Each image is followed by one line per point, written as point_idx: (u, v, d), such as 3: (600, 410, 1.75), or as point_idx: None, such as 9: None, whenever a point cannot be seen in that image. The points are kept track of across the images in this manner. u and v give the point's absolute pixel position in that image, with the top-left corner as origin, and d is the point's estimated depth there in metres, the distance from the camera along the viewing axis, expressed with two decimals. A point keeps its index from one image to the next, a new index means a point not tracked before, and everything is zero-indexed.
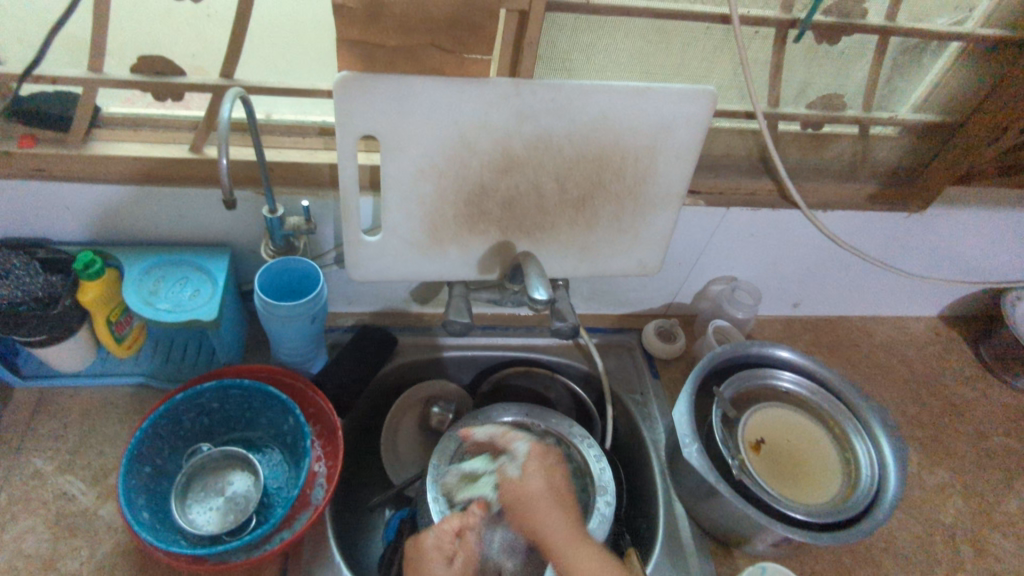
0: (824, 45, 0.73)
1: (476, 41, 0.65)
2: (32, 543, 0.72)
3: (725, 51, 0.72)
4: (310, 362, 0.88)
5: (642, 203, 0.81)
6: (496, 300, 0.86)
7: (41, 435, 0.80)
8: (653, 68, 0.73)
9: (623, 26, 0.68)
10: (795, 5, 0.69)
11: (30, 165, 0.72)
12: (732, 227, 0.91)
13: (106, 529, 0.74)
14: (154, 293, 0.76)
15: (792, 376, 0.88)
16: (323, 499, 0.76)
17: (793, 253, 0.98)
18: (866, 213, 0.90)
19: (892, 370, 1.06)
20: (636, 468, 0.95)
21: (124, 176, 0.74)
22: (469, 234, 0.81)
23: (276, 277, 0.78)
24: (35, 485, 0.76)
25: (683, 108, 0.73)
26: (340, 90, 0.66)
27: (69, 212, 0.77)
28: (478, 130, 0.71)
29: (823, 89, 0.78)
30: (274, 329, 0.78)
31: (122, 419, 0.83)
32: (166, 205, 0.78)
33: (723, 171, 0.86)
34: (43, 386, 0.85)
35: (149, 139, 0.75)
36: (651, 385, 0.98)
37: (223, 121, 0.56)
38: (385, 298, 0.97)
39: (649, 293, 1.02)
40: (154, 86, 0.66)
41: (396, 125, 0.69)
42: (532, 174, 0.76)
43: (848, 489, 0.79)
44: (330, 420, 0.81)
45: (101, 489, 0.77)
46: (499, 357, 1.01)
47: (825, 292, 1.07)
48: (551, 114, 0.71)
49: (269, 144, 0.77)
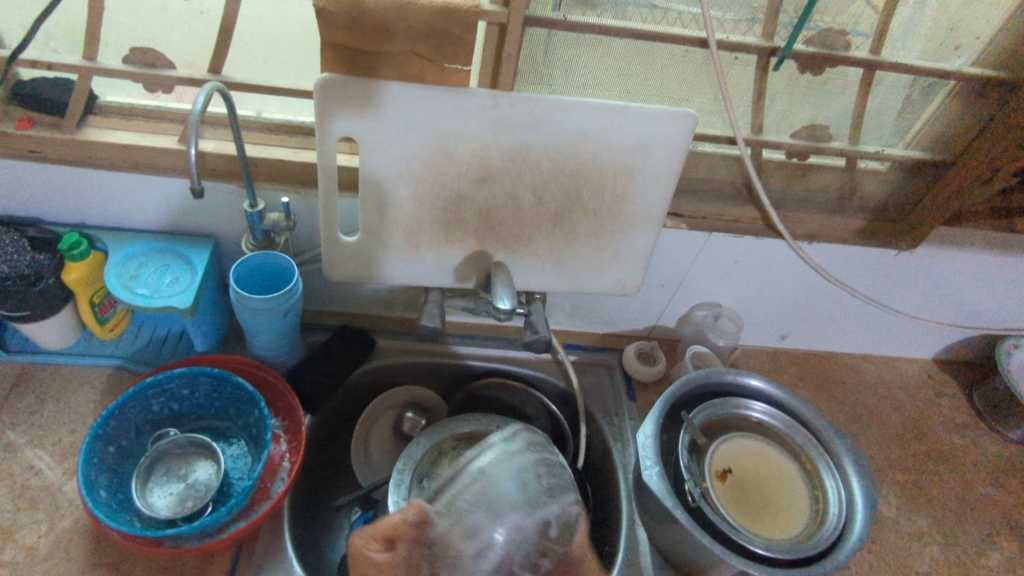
0: (806, 74, 0.73)
1: (456, 51, 0.66)
2: None
3: (705, 77, 0.73)
4: (285, 357, 0.89)
5: (621, 221, 0.81)
6: (472, 309, 0.85)
7: (18, 409, 0.83)
8: (633, 88, 0.74)
9: (602, 44, 0.69)
10: (776, 33, 0.69)
11: (26, 146, 0.75)
12: (715, 253, 0.90)
13: (67, 505, 0.76)
14: (135, 278, 0.78)
15: (764, 407, 0.86)
16: (280, 492, 0.76)
17: (779, 284, 0.96)
18: (855, 248, 0.89)
19: (880, 411, 1.03)
20: (605, 489, 0.93)
21: (114, 163, 0.77)
22: (446, 242, 0.82)
23: (253, 270, 0.79)
24: (5, 457, 0.78)
25: (664, 129, 0.73)
26: (321, 92, 0.67)
27: (62, 195, 0.80)
28: (457, 139, 0.72)
29: (807, 119, 0.78)
30: (248, 321, 0.79)
31: (97, 399, 0.85)
32: (153, 194, 0.80)
33: (705, 196, 0.86)
34: (26, 361, 0.87)
35: (139, 128, 0.77)
36: (626, 406, 0.97)
37: (195, 111, 0.58)
38: (367, 300, 0.98)
39: (632, 315, 1.01)
40: (145, 77, 0.69)
41: (375, 129, 0.70)
42: (509, 186, 0.77)
43: (813, 526, 0.77)
44: (296, 415, 0.82)
45: (68, 466, 0.79)
46: (476, 366, 1.01)
47: (813, 326, 1.05)
48: (529, 127, 0.72)
49: (256, 140, 0.79)
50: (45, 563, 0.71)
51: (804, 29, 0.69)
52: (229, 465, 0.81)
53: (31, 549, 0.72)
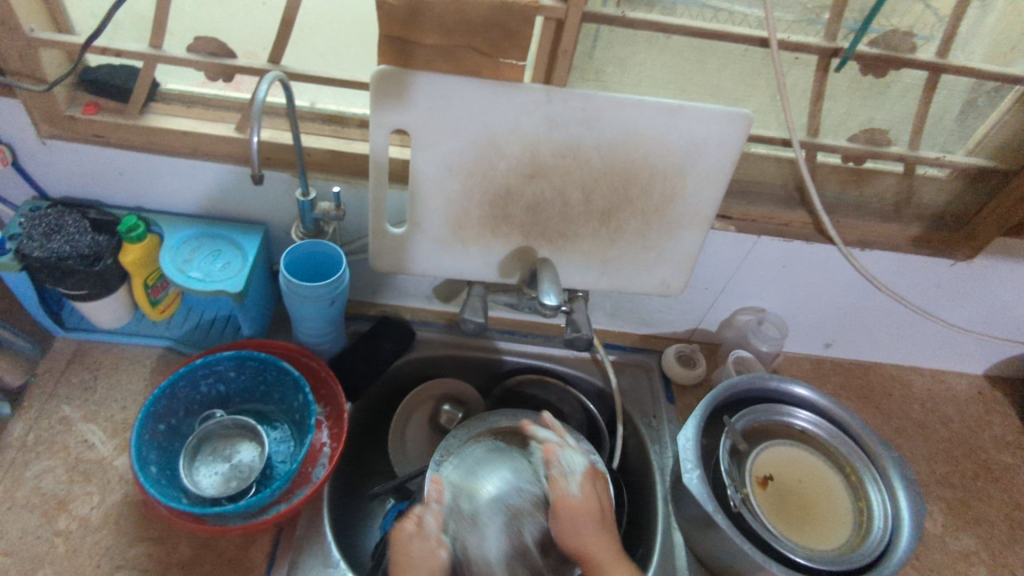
0: (870, 75, 0.70)
1: (512, 46, 0.66)
2: (50, 483, 0.77)
3: (763, 77, 0.72)
4: (328, 345, 0.90)
5: (669, 220, 0.80)
6: (513, 305, 0.85)
7: (73, 384, 0.86)
8: (688, 87, 0.73)
9: (659, 42, 0.69)
10: (839, 33, 0.68)
11: (90, 130, 0.77)
12: (762, 256, 0.88)
13: (117, 479, 0.78)
14: (188, 262, 0.81)
15: (808, 416, 0.85)
16: (321, 477, 0.77)
17: (827, 291, 0.94)
18: (909, 255, 0.86)
19: (927, 426, 1.00)
20: (640, 491, 0.93)
21: (173, 149, 0.79)
22: (492, 236, 0.82)
23: (301, 257, 0.81)
24: (60, 430, 0.81)
25: (718, 129, 0.73)
26: (377, 83, 0.68)
27: (122, 178, 0.83)
28: (508, 134, 0.72)
29: (867, 123, 0.76)
30: (295, 308, 0.80)
31: (148, 378, 0.88)
32: (208, 179, 0.82)
33: (755, 199, 0.84)
34: (81, 339, 0.90)
35: (198, 116, 0.79)
36: (665, 408, 0.96)
37: (257, 101, 0.60)
38: (409, 292, 0.98)
39: (673, 317, 1.00)
40: (207, 65, 0.71)
41: (429, 121, 0.71)
42: (558, 182, 0.77)
43: (856, 539, 0.75)
44: (338, 403, 0.83)
45: (119, 441, 0.81)
46: (514, 363, 1.01)
47: (861, 335, 1.02)
48: (581, 123, 0.72)
49: (310, 131, 0.81)
50: (96, 534, 0.74)
51: (869, 29, 0.66)
52: (272, 449, 0.83)
53: (84, 520, 0.74)
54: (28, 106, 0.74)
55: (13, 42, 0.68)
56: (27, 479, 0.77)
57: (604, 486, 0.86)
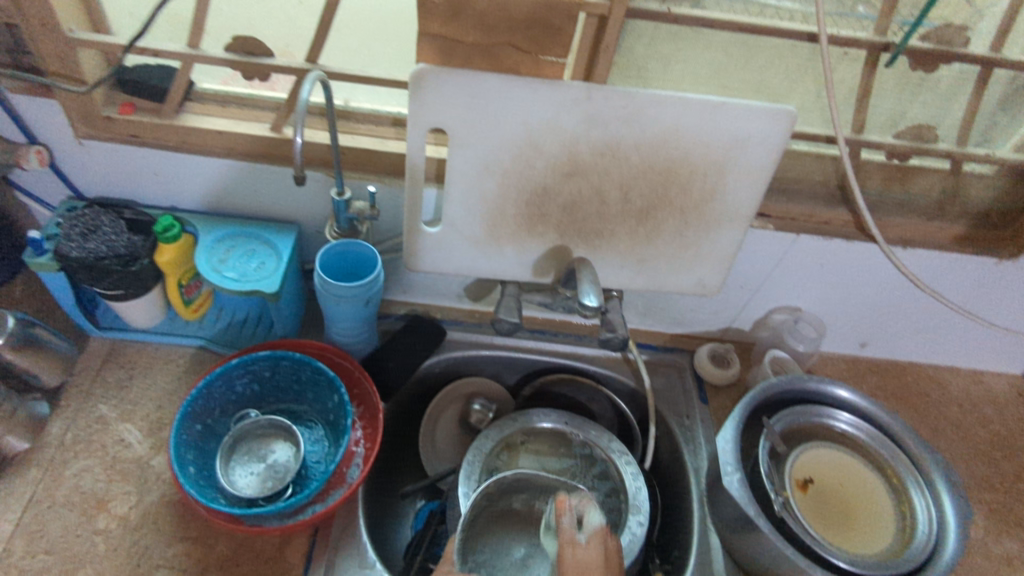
0: (919, 70, 0.69)
1: (554, 43, 0.65)
2: (89, 482, 0.77)
3: (809, 73, 0.71)
4: (360, 344, 0.90)
5: (707, 219, 0.79)
6: (547, 304, 0.84)
7: (109, 383, 0.86)
8: (731, 83, 0.72)
9: (703, 38, 0.68)
10: (891, 29, 0.66)
11: (126, 130, 0.77)
12: (801, 255, 0.87)
13: (155, 478, 0.78)
14: (223, 261, 0.80)
15: (849, 418, 0.83)
16: (357, 478, 0.77)
17: (864, 290, 0.93)
18: (952, 254, 0.84)
19: (966, 427, 0.98)
20: (674, 492, 0.92)
21: (209, 148, 0.79)
22: (527, 235, 0.81)
23: (336, 257, 0.81)
24: (97, 429, 0.82)
25: (761, 126, 0.71)
26: (416, 82, 0.67)
27: (157, 178, 0.83)
28: (547, 133, 0.71)
29: (914, 119, 0.74)
30: (330, 307, 0.80)
31: (182, 377, 0.88)
32: (243, 179, 0.82)
33: (796, 197, 0.83)
34: (116, 338, 0.90)
35: (233, 115, 0.79)
36: (698, 408, 0.94)
37: (302, 102, 0.59)
38: (439, 291, 0.98)
39: (706, 316, 0.99)
40: (244, 65, 0.70)
41: (467, 120, 0.70)
42: (596, 181, 0.76)
43: (900, 544, 0.74)
44: (373, 402, 0.82)
45: (155, 440, 0.81)
46: (545, 362, 1.00)
47: (897, 335, 1.00)
48: (621, 121, 0.71)
49: (345, 130, 0.80)
50: (136, 533, 0.74)
51: (922, 24, 0.65)
52: (307, 449, 0.83)
53: (123, 519, 0.75)
54: (65, 106, 0.74)
55: (53, 43, 0.68)
56: (66, 478, 0.77)
57: (639, 488, 0.85)
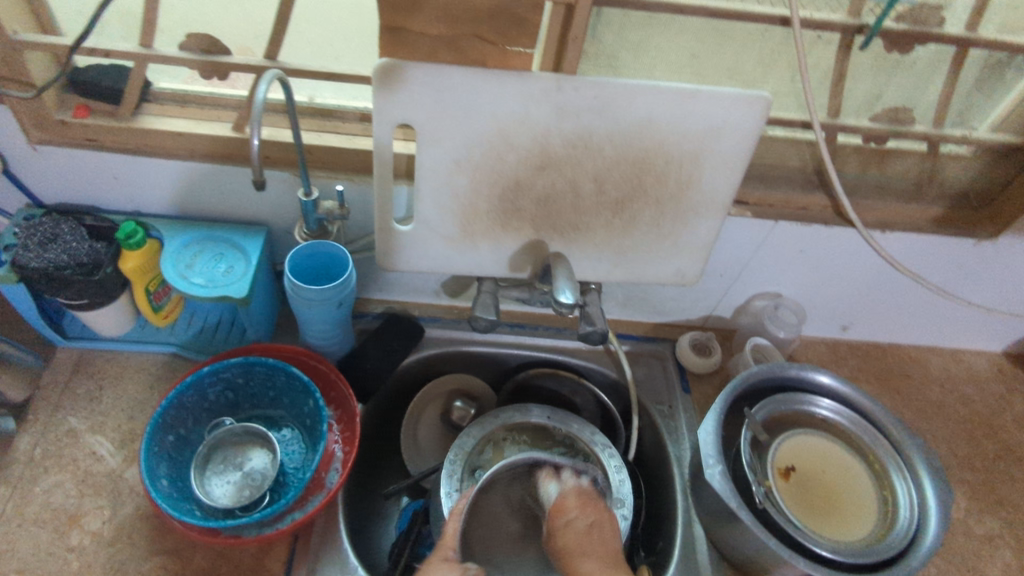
0: (894, 53, 0.68)
1: (520, 34, 0.63)
2: (60, 498, 0.75)
3: (783, 57, 0.69)
4: (336, 346, 0.88)
5: (685, 208, 0.78)
6: (525, 299, 0.83)
7: (78, 395, 0.84)
8: (704, 71, 0.70)
9: (673, 24, 0.66)
10: (865, 9, 0.64)
11: (82, 134, 0.74)
12: (780, 242, 0.86)
13: (129, 491, 0.76)
14: (190, 267, 0.78)
15: (830, 404, 0.83)
16: (335, 483, 0.75)
17: (844, 274, 0.92)
18: (931, 237, 0.84)
19: (945, 406, 0.98)
20: (658, 483, 0.91)
21: (170, 151, 0.76)
22: (501, 231, 0.79)
23: (305, 259, 0.79)
24: (68, 443, 0.80)
25: (735, 114, 0.70)
26: (379, 76, 0.65)
27: (117, 182, 0.80)
28: (518, 126, 0.70)
29: (891, 102, 0.73)
30: (302, 311, 0.78)
31: (153, 386, 0.86)
32: (206, 180, 0.79)
33: (773, 183, 0.81)
34: (84, 348, 0.88)
35: (193, 115, 0.77)
36: (681, 399, 0.94)
37: (257, 102, 0.57)
38: (416, 288, 0.96)
39: (687, 304, 0.98)
40: (199, 63, 0.68)
41: (433, 115, 0.68)
42: (570, 174, 0.74)
43: (882, 530, 0.74)
44: (350, 404, 0.81)
45: (128, 452, 0.80)
46: (526, 356, 0.99)
47: (878, 317, 1.00)
48: (593, 112, 0.69)
49: (309, 127, 0.78)
50: (110, 548, 0.72)
51: (896, 5, 0.64)
52: (284, 455, 0.81)
53: (96, 535, 0.73)
54: (15, 111, 0.71)
55: None
56: (36, 494, 0.75)
57: (622, 481, 0.84)
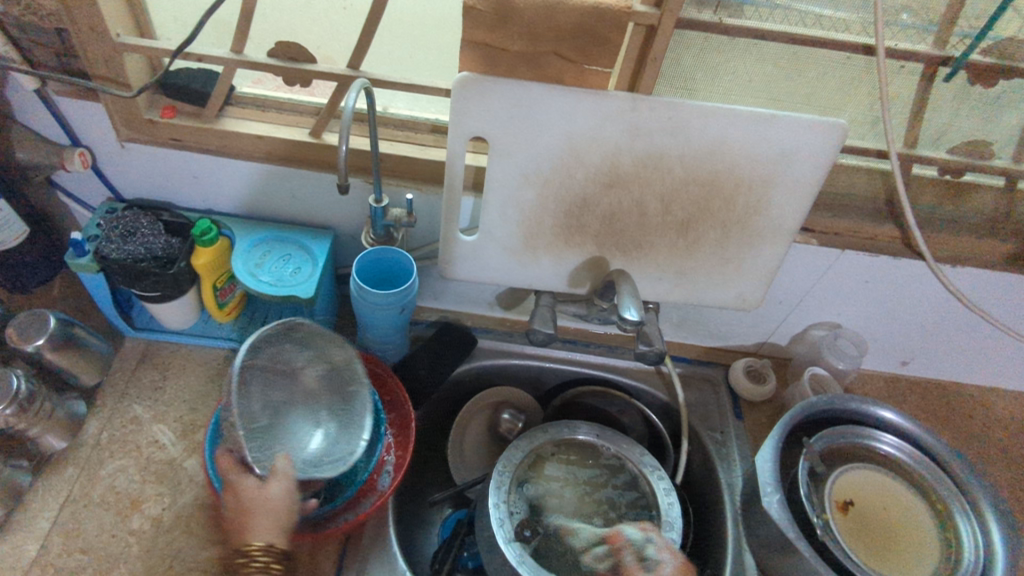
0: (977, 86, 0.67)
1: (599, 53, 0.64)
2: (123, 482, 0.77)
3: (865, 86, 0.68)
4: (392, 352, 0.90)
5: (750, 233, 0.77)
6: (582, 315, 0.83)
7: (143, 384, 0.86)
8: (781, 96, 0.70)
9: (754, 49, 0.66)
10: (950, 42, 0.64)
11: (168, 133, 0.78)
12: (844, 271, 0.85)
13: (188, 480, 0.78)
14: (259, 266, 0.81)
15: (893, 440, 0.80)
16: (388, 486, 0.77)
17: (908, 307, 0.90)
18: (1003, 274, 0.82)
19: (1009, 450, 0.95)
20: (707, 509, 0.89)
21: (249, 152, 0.79)
22: (564, 246, 0.80)
23: (372, 264, 0.80)
24: (132, 429, 0.82)
25: (809, 139, 0.69)
26: (459, 90, 0.67)
27: (195, 181, 0.83)
28: (589, 143, 0.71)
29: (969, 134, 0.71)
30: (365, 316, 0.80)
31: (215, 380, 0.88)
32: (279, 183, 0.82)
33: (842, 211, 0.80)
34: (150, 339, 0.91)
35: (273, 120, 0.79)
36: (733, 425, 0.92)
37: (348, 111, 0.59)
38: (472, 299, 0.97)
39: (742, 330, 0.97)
40: (286, 70, 0.70)
41: (507, 129, 0.70)
42: (637, 192, 0.74)
43: (945, 572, 0.71)
44: (405, 409, 0.83)
45: (188, 442, 0.82)
46: (576, 373, 0.98)
47: (941, 353, 0.97)
48: (665, 132, 0.69)
49: (383, 136, 0.80)
50: (168, 535, 0.74)
51: (983, 38, 0.63)
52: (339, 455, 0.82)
53: (156, 520, 0.75)
54: (110, 109, 0.75)
55: (99, 46, 0.69)
56: (102, 477, 0.78)
57: (672, 504, 0.83)
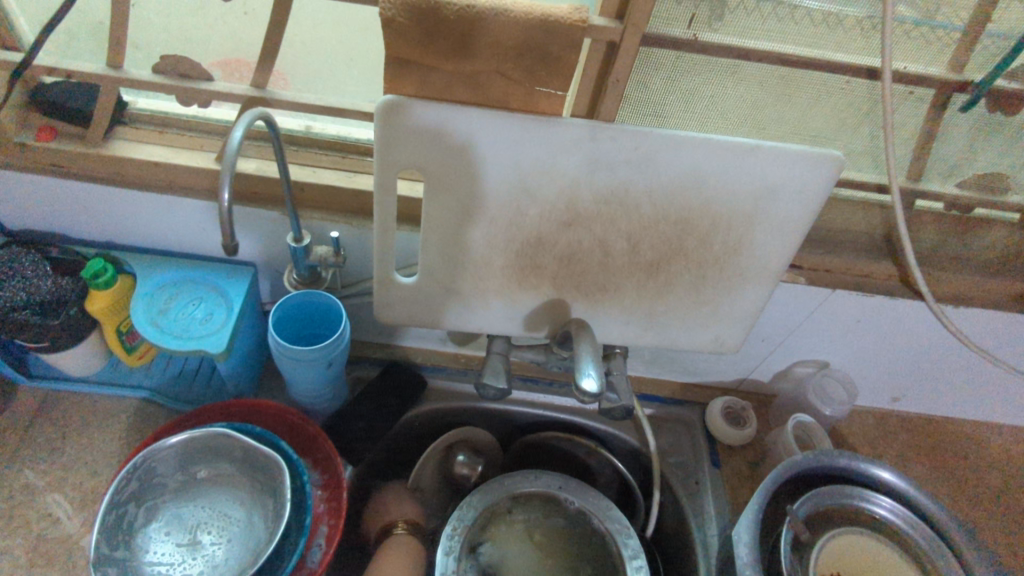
0: (997, 115, 0.57)
1: (550, 74, 0.53)
2: (6, 568, 0.67)
3: (865, 111, 0.58)
4: (325, 401, 0.79)
5: (730, 274, 0.67)
6: (540, 362, 0.74)
7: (38, 444, 0.75)
8: (768, 123, 0.59)
9: (737, 71, 0.55)
10: (969, 63, 0.54)
11: (47, 159, 0.66)
12: (834, 310, 0.75)
13: (84, 562, 0.68)
14: (163, 312, 0.69)
15: (890, 503, 0.71)
16: (318, 563, 0.67)
17: (902, 345, 0.81)
18: (1011, 315, 0.73)
19: (1008, 495, 0.87)
20: (680, 568, 0.81)
21: (144, 181, 0.67)
22: (517, 288, 0.69)
23: (293, 309, 0.69)
24: (22, 501, 0.71)
25: (799, 173, 0.59)
26: (382, 117, 0.55)
27: (88, 212, 0.71)
28: (542, 177, 0.60)
29: (984, 166, 0.61)
30: (288, 370, 0.69)
31: (122, 437, 0.77)
32: (185, 215, 0.70)
33: (833, 247, 0.71)
34: (49, 389, 0.79)
35: (174, 143, 0.67)
36: (709, 475, 0.83)
37: (230, 150, 0.48)
38: (420, 335, 0.87)
39: (720, 367, 0.87)
40: (176, 90, 0.58)
41: (444, 161, 0.58)
42: (600, 231, 0.64)
43: None
44: (337, 470, 0.72)
45: (87, 515, 0.71)
46: (537, 415, 0.89)
47: (935, 390, 0.89)
48: (631, 165, 0.59)
49: (305, 162, 0.68)
50: None
51: (1009, 59, 0.53)
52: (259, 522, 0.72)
53: None
54: None
55: None
56: None
57: (640, 568, 0.74)
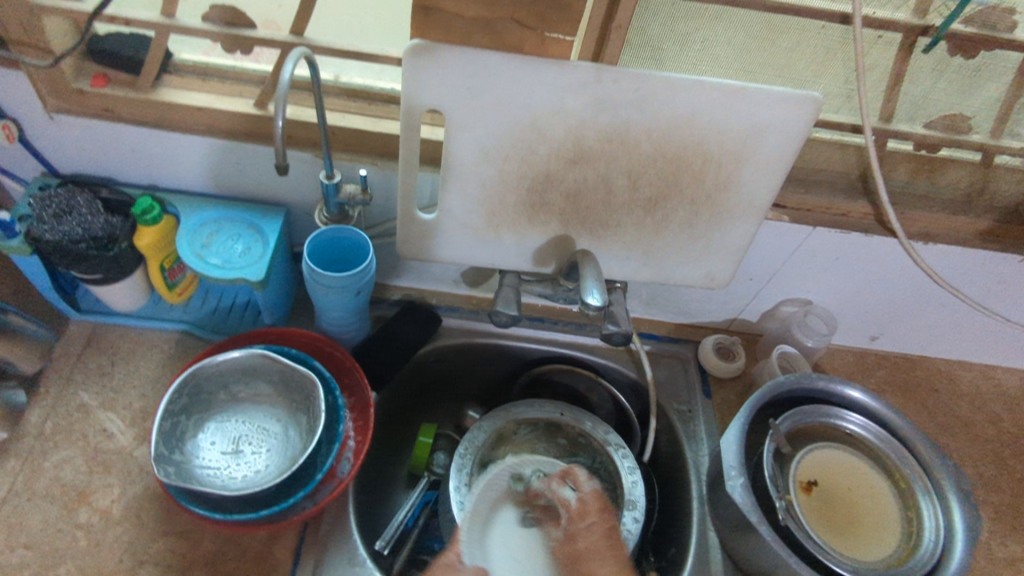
0: (957, 58, 0.64)
1: (561, 19, 0.60)
2: (69, 473, 0.74)
3: (839, 56, 0.66)
4: (350, 333, 0.86)
5: (719, 210, 0.75)
6: (547, 295, 0.81)
7: (89, 369, 0.83)
8: (754, 67, 0.67)
9: (726, 16, 0.62)
10: (931, 9, 0.61)
11: (101, 104, 0.72)
12: (816, 248, 0.83)
13: (138, 470, 0.75)
14: (205, 247, 0.76)
15: (859, 419, 0.80)
16: (347, 474, 0.74)
17: (878, 284, 0.89)
18: (976, 251, 0.80)
19: (975, 424, 0.95)
20: (673, 486, 0.89)
21: (189, 125, 0.74)
22: (527, 224, 0.76)
23: (324, 243, 0.76)
24: (79, 417, 0.79)
25: (781, 113, 0.66)
26: (410, 61, 0.62)
27: (135, 155, 0.78)
28: (552, 117, 0.66)
29: (946, 108, 0.69)
30: (318, 298, 0.76)
31: (165, 364, 0.84)
32: (225, 158, 0.77)
33: (814, 187, 0.78)
34: (98, 322, 0.86)
35: (215, 89, 0.74)
36: (702, 403, 0.91)
37: (283, 82, 0.54)
38: (435, 276, 0.94)
39: (712, 307, 0.95)
40: (225, 37, 0.65)
41: (465, 102, 0.65)
42: (603, 169, 0.71)
43: (905, 551, 0.71)
44: (365, 394, 0.80)
45: (138, 430, 0.79)
46: (544, 351, 0.97)
47: (909, 329, 0.96)
48: (632, 106, 0.65)
49: (335, 108, 0.75)
50: (117, 528, 0.71)
51: (966, 6, 0.60)
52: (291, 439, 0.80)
53: (104, 512, 0.72)
54: (33, 79, 0.69)
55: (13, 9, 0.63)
56: (46, 469, 0.74)
57: (635, 483, 0.83)
